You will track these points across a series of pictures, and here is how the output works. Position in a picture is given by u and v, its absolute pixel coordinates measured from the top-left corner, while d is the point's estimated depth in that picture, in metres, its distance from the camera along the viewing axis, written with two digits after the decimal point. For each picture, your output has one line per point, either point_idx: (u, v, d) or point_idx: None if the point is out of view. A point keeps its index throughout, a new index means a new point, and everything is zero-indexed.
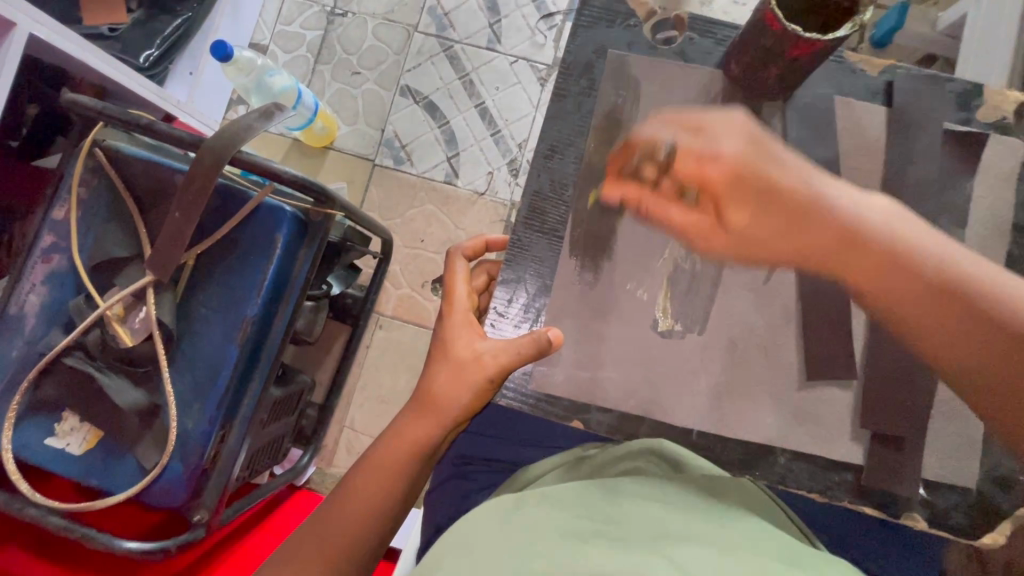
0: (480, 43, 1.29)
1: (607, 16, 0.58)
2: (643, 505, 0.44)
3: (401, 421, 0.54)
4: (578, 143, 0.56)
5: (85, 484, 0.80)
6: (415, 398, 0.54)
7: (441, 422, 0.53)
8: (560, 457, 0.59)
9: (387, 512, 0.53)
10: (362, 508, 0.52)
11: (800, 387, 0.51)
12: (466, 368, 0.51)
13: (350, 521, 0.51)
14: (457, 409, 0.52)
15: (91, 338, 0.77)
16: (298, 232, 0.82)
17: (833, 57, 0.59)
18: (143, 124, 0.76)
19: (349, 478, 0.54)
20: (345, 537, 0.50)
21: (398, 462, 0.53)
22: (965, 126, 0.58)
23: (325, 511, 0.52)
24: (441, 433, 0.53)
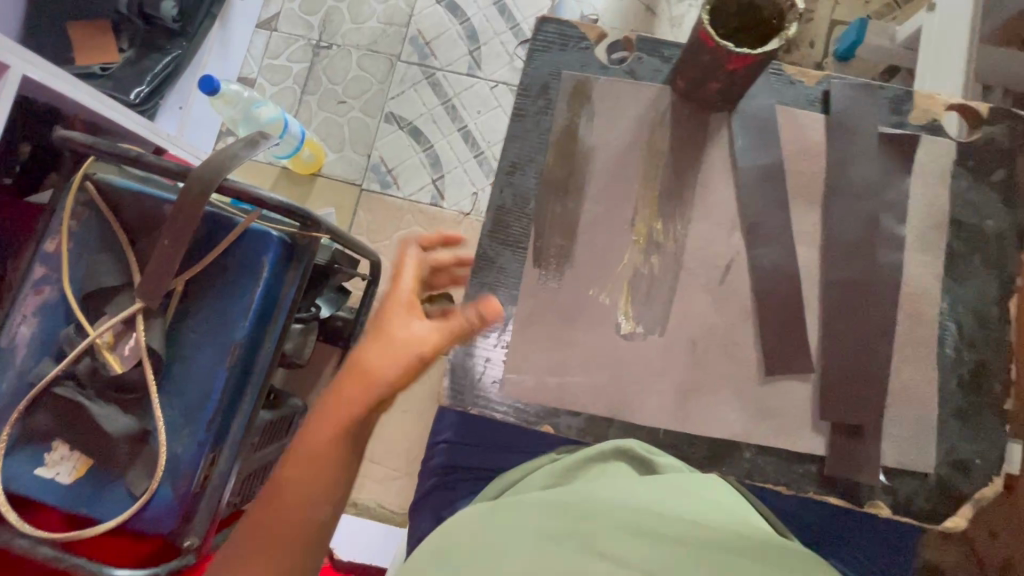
0: (461, 70, 1.33)
1: (561, 41, 0.62)
2: (627, 502, 0.45)
3: (326, 402, 0.53)
4: (538, 159, 0.59)
5: (75, 514, 0.81)
6: (345, 374, 0.54)
7: (372, 392, 0.52)
8: (537, 460, 0.60)
9: (329, 493, 0.53)
10: (297, 492, 0.52)
11: (760, 382, 0.55)
12: (396, 340, 0.52)
13: (292, 512, 0.51)
14: (387, 385, 0.52)
15: (82, 366, 0.79)
16: (285, 255, 0.84)
17: (771, 68, 0.60)
18: (132, 157, 0.79)
19: (280, 469, 0.53)
20: (288, 530, 0.51)
21: (331, 441, 0.52)
22: (899, 129, 0.59)
23: (261, 507, 0.52)
24: (373, 409, 0.53)
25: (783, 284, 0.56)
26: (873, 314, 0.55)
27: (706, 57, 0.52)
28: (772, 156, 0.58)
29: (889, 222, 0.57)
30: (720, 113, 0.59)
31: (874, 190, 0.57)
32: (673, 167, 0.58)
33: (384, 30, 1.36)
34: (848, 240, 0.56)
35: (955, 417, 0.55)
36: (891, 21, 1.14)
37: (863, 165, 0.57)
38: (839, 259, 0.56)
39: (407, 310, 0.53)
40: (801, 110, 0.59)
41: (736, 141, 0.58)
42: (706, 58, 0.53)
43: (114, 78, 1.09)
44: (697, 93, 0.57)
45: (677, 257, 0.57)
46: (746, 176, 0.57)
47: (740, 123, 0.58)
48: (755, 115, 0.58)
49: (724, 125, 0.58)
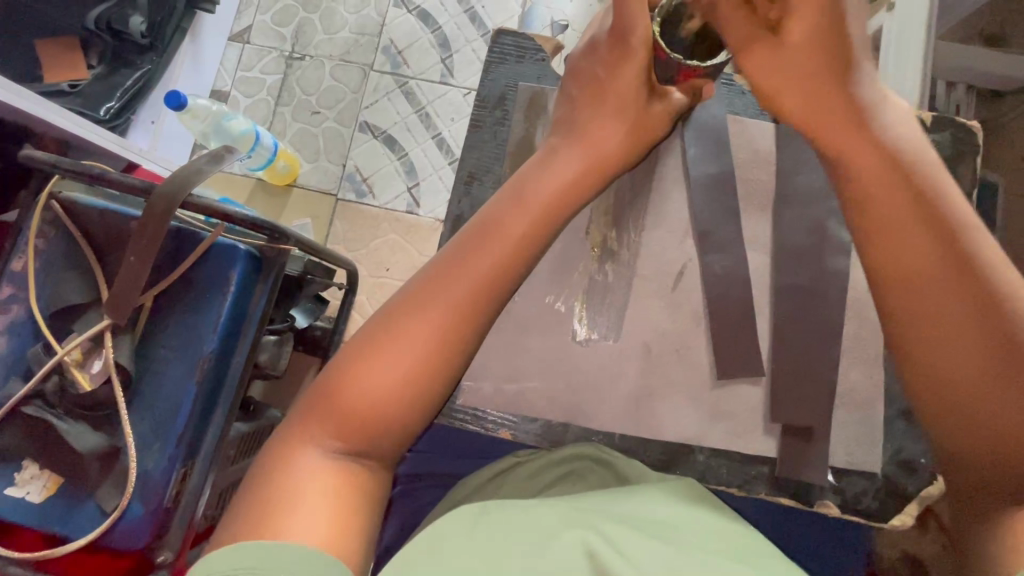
0: (434, 78, 1.34)
1: (517, 52, 0.65)
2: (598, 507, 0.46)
3: (445, 271, 0.48)
4: (496, 169, 0.63)
5: (46, 533, 0.81)
6: (473, 231, 0.49)
7: (528, 253, 0.49)
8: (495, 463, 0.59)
9: (450, 360, 0.47)
10: (416, 363, 0.46)
11: (713, 385, 0.55)
12: (571, 193, 0.51)
13: (381, 406, 0.46)
14: (535, 234, 0.49)
15: (50, 385, 0.79)
16: (253, 267, 0.84)
17: (722, 79, 0.62)
18: (96, 174, 0.79)
19: (353, 356, 0.47)
20: (376, 421, 0.46)
21: (469, 301, 0.47)
22: None
23: (332, 404, 0.46)
24: (518, 275, 0.49)
25: (733, 288, 0.57)
26: (825, 316, 0.56)
27: (650, 71, 0.53)
28: (722, 165, 0.59)
29: (837, 228, 0.57)
30: (671, 123, 0.60)
31: (821, 195, 0.58)
32: (626, 175, 0.59)
33: (357, 40, 1.37)
34: (800, 243, 0.57)
35: (903, 415, 0.56)
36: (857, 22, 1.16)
37: (809, 170, 0.58)
38: (787, 263, 0.57)
39: (566, 161, 0.52)
40: (750, 118, 0.61)
41: (688, 149, 0.59)
42: (651, 72, 0.53)
43: (83, 95, 1.09)
44: None
45: (630, 264, 0.58)
46: (697, 183, 0.59)
47: (691, 133, 0.60)
48: (704, 124, 0.60)
49: (677, 136, 0.60)
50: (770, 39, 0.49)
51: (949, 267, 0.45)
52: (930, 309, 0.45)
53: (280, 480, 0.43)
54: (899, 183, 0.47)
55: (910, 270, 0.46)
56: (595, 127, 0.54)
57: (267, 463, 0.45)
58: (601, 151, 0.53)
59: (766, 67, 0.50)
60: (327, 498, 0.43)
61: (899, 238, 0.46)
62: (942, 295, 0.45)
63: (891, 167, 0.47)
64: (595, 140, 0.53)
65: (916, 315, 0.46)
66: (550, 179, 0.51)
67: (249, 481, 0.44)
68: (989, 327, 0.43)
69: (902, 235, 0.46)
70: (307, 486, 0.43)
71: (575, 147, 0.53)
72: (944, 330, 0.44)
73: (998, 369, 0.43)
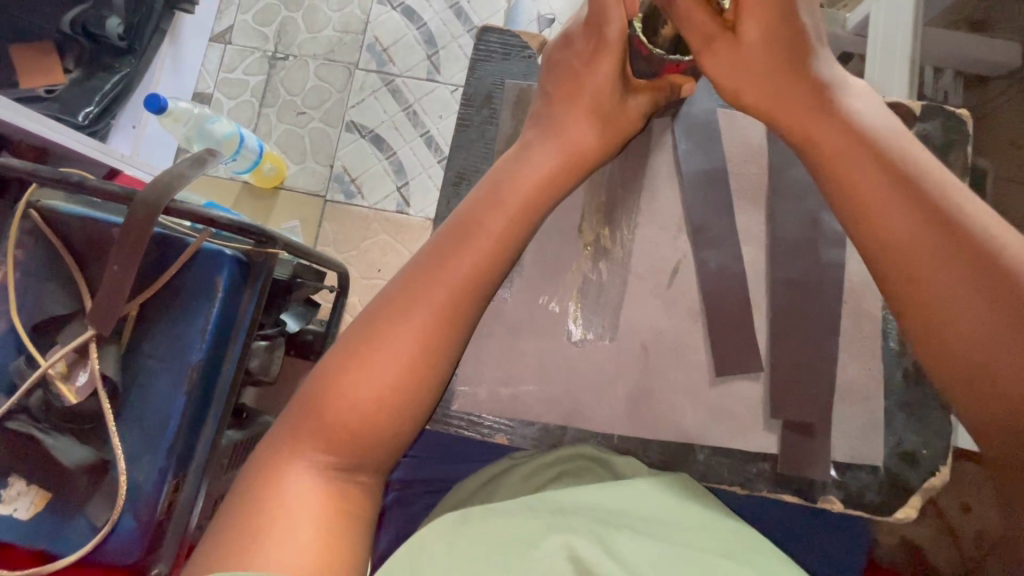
0: (421, 75, 1.33)
1: (503, 50, 0.64)
2: (592, 505, 0.46)
3: (418, 279, 0.48)
4: (485, 170, 0.61)
5: (35, 549, 0.79)
6: (448, 232, 0.49)
7: (505, 258, 0.49)
8: (489, 469, 0.57)
9: (427, 356, 0.47)
10: (392, 358, 0.46)
11: (713, 383, 0.55)
12: (546, 193, 0.51)
13: (365, 418, 0.46)
14: (509, 237, 0.49)
15: (35, 399, 0.77)
16: (240, 274, 0.82)
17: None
18: (74, 182, 0.77)
19: (332, 370, 0.47)
20: (360, 436, 0.46)
21: (438, 297, 0.47)
22: None
23: (314, 420, 0.46)
24: (495, 279, 0.49)
25: (730, 284, 0.56)
26: (822, 311, 0.55)
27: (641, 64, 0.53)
28: (715, 160, 0.58)
29: (831, 221, 0.56)
30: (663, 118, 0.59)
31: (813, 188, 0.57)
32: (618, 172, 0.58)
33: (341, 39, 1.34)
34: (796, 235, 0.56)
35: (902, 407, 0.56)
36: (842, 8, 1.19)
37: (803, 163, 0.57)
38: (784, 258, 0.56)
39: (543, 163, 0.52)
40: (740, 113, 0.59)
41: (680, 144, 0.58)
42: (642, 66, 0.55)
43: (60, 101, 1.06)
44: None
45: (624, 262, 0.57)
46: (691, 178, 0.58)
47: (682, 127, 0.58)
48: (697, 119, 0.59)
49: (668, 130, 0.59)
50: (728, 36, 0.50)
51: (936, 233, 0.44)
52: (913, 272, 0.45)
53: (261, 505, 0.43)
54: (867, 155, 0.47)
55: (890, 239, 0.46)
56: (582, 125, 0.53)
57: (248, 489, 0.44)
58: (580, 151, 0.53)
59: (724, 66, 0.51)
60: (313, 520, 0.43)
61: (877, 208, 0.46)
62: (929, 256, 0.44)
63: (858, 142, 0.48)
64: (584, 137, 0.53)
65: (904, 277, 0.45)
66: (527, 181, 0.51)
67: (232, 504, 0.44)
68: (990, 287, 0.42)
69: (887, 205, 0.46)
70: (293, 509, 0.43)
71: (558, 146, 0.52)
72: (935, 291, 0.44)
73: (1001, 321, 0.42)
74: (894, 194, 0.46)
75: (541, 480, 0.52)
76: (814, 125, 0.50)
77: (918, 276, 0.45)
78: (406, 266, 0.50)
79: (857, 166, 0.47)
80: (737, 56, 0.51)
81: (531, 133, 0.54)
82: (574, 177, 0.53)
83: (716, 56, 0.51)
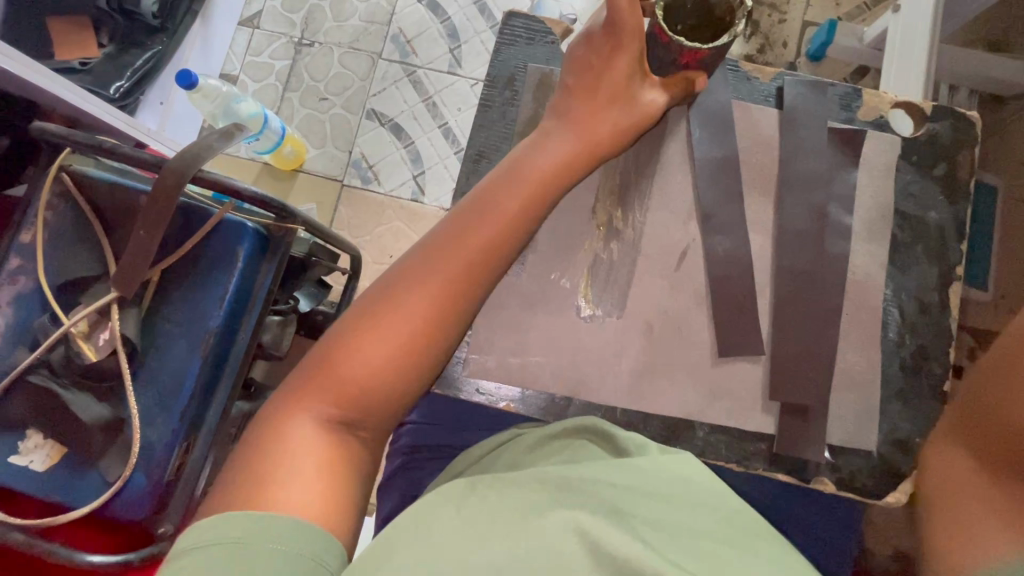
0: (441, 68, 1.35)
1: (527, 35, 0.66)
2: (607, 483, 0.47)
3: (437, 245, 0.50)
4: (505, 149, 0.63)
5: (47, 501, 0.81)
6: (464, 206, 0.52)
7: (517, 233, 0.52)
8: (497, 437, 0.58)
9: (464, 298, 0.49)
10: (431, 298, 0.49)
11: (714, 363, 0.56)
12: (561, 177, 0.53)
13: (372, 379, 0.48)
14: (521, 212, 0.51)
15: (56, 355, 0.79)
16: (260, 246, 0.85)
17: (727, 64, 0.61)
18: (105, 148, 0.79)
19: (341, 334, 0.49)
20: (365, 397, 0.48)
21: (474, 248, 0.50)
22: (849, 125, 0.61)
23: (324, 377, 0.48)
24: (507, 254, 0.51)
25: (738, 269, 0.58)
26: (823, 301, 0.57)
27: (659, 51, 0.55)
28: (723, 148, 0.59)
29: (837, 212, 0.58)
30: (680, 107, 0.59)
31: (822, 181, 0.58)
32: (632, 154, 0.60)
33: (365, 29, 1.38)
34: (803, 227, 0.58)
35: (897, 398, 0.57)
36: (860, 23, 1.22)
37: (814, 157, 0.59)
38: (793, 245, 0.58)
39: (559, 148, 0.54)
40: (754, 105, 0.61)
41: (693, 133, 0.60)
42: (660, 53, 0.55)
43: (93, 73, 1.10)
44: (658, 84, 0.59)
45: (635, 243, 0.59)
46: (704, 167, 0.59)
47: (697, 117, 0.60)
48: (709, 110, 0.60)
49: (683, 119, 0.60)
50: None
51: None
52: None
53: (272, 448, 0.45)
54: None
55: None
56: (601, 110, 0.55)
57: (255, 437, 0.46)
58: (600, 135, 0.55)
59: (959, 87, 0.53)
60: (315, 466, 0.45)
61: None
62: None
63: None
64: (602, 122, 0.55)
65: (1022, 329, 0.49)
66: (545, 164, 0.53)
67: (240, 450, 0.46)
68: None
69: None
70: (297, 459, 0.45)
71: (572, 131, 0.55)
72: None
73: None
74: None
75: (546, 446, 0.54)
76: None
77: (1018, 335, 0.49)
78: (423, 239, 0.52)
79: None
80: None
81: (549, 122, 0.56)
82: (587, 163, 0.55)
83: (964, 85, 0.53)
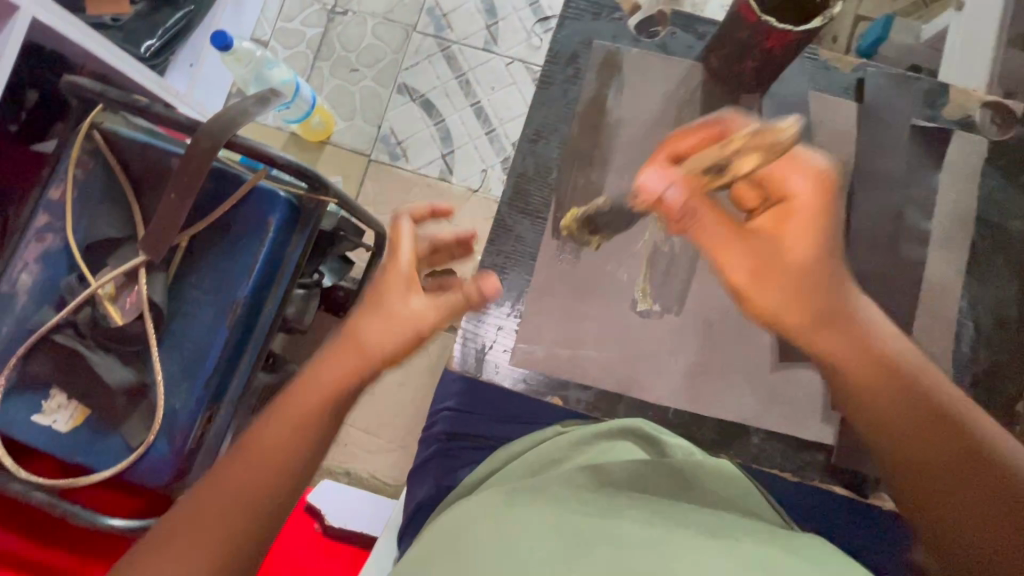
0: (477, 45, 1.32)
1: (593, 10, 0.62)
2: (649, 507, 0.45)
3: (337, 346, 0.52)
4: (563, 129, 0.60)
5: (69, 462, 0.81)
6: (374, 299, 0.54)
7: (356, 339, 0.51)
8: (529, 439, 0.58)
9: (324, 401, 0.49)
10: (325, 388, 0.50)
11: (775, 368, 0.56)
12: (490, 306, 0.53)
13: (275, 465, 0.46)
14: (395, 316, 0.52)
15: (82, 316, 0.78)
16: (291, 217, 0.83)
17: (807, 52, 0.60)
18: (139, 107, 0.77)
19: (260, 424, 0.48)
20: (305, 424, 0.48)
21: (342, 360, 0.51)
22: (931, 123, 0.59)
23: (284, 397, 0.50)
24: (364, 368, 0.51)
25: None
26: (889, 307, 0.55)
27: (746, 32, 0.52)
28: (803, 138, 0.58)
29: (913, 215, 0.57)
30: (752, 95, 0.59)
31: (900, 182, 0.57)
32: None
33: None
34: (875, 229, 0.57)
35: None
36: (915, 20, 1.17)
37: (889, 155, 0.58)
38: (861, 250, 0.56)
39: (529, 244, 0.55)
40: (834, 97, 0.60)
41: (764, 122, 0.59)
42: (745, 34, 0.53)
43: (124, 31, 1.06)
44: (731, 73, 0.58)
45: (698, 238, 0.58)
46: None
47: (771, 104, 0.59)
48: (788, 98, 0.59)
49: (756, 106, 0.59)
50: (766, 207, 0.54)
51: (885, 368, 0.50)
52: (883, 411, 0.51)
53: (224, 461, 0.46)
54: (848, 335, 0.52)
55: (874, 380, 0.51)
56: None
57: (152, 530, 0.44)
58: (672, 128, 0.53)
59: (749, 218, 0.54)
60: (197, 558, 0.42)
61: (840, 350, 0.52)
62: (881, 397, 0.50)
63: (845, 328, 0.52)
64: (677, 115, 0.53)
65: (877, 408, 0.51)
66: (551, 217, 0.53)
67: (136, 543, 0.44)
68: (933, 411, 0.49)
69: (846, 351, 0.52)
70: (182, 548, 0.43)
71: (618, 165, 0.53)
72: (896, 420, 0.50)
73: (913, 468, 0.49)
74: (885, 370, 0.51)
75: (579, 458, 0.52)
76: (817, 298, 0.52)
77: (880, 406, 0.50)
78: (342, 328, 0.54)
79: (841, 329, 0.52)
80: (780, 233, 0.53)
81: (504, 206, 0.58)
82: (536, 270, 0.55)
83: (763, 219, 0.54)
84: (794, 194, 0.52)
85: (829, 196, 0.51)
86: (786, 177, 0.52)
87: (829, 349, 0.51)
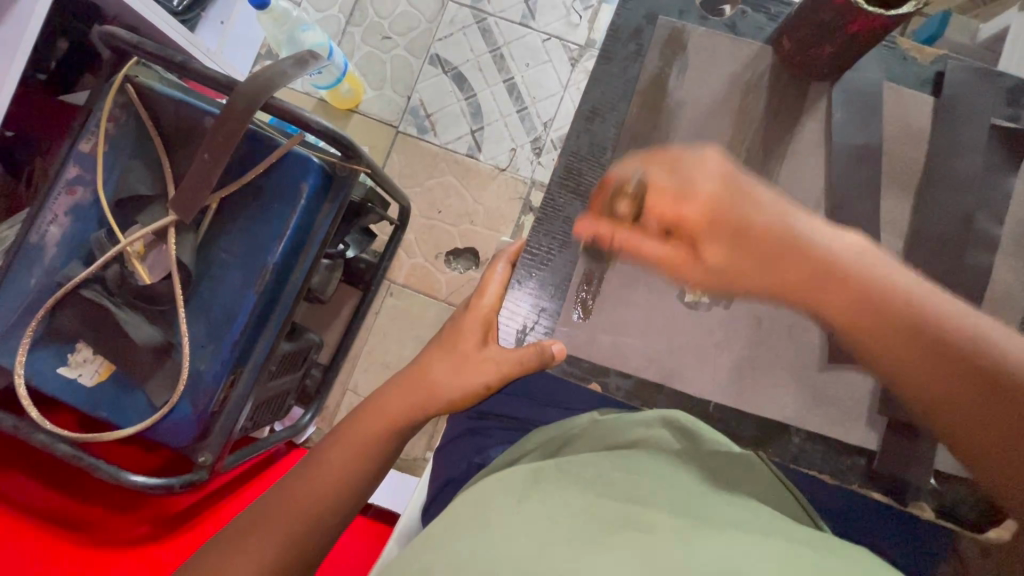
0: (514, 18, 1.28)
1: None
2: (671, 488, 0.43)
3: (418, 368, 0.57)
4: (622, 108, 0.59)
5: (93, 417, 0.81)
6: (445, 333, 0.58)
7: (430, 369, 0.56)
8: (555, 430, 0.59)
9: (397, 428, 0.54)
10: (394, 418, 0.54)
11: (821, 368, 0.56)
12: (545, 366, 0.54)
13: (343, 477, 0.51)
14: (468, 352, 0.55)
15: (110, 273, 0.77)
16: (323, 185, 0.81)
17: (885, 41, 0.59)
18: (179, 63, 0.74)
19: (340, 430, 0.54)
20: (368, 450, 0.52)
21: (418, 387, 0.55)
22: (1013, 123, 0.57)
23: (354, 420, 0.55)
24: (432, 406, 0.55)
25: None
26: None
27: (830, 13, 0.50)
28: (872, 136, 0.57)
29: (984, 221, 0.55)
30: (822, 83, 0.58)
31: (974, 183, 0.56)
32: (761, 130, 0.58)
33: None
34: (942, 232, 0.55)
35: None
36: (972, 17, 1.12)
37: (964, 156, 0.56)
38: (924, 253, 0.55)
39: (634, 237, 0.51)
40: (909, 89, 0.58)
41: (835, 113, 0.57)
42: (827, 16, 0.51)
43: None
44: (805, 56, 0.56)
45: None
46: (840, 153, 0.57)
47: (840, 96, 0.58)
48: (858, 89, 0.58)
49: (824, 96, 0.58)
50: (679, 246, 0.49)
51: (880, 315, 0.43)
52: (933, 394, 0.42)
53: (299, 471, 0.51)
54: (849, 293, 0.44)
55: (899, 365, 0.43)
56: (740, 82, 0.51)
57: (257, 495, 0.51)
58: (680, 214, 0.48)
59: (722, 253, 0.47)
60: (276, 536, 0.46)
61: (889, 354, 0.44)
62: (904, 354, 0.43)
63: (844, 286, 0.44)
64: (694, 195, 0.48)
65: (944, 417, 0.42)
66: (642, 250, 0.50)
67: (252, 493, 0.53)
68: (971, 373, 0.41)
69: (900, 361, 0.43)
70: (263, 521, 0.47)
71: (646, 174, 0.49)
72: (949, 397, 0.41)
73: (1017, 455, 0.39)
74: (917, 355, 0.42)
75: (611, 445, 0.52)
76: (805, 293, 0.46)
77: (947, 413, 0.42)
78: (420, 354, 0.59)
79: (869, 325, 0.44)
80: (733, 247, 0.47)
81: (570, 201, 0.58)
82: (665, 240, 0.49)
83: (711, 253, 0.47)
84: (676, 214, 0.47)
85: (730, 202, 0.47)
86: (663, 202, 0.48)
87: (816, 297, 0.45)
